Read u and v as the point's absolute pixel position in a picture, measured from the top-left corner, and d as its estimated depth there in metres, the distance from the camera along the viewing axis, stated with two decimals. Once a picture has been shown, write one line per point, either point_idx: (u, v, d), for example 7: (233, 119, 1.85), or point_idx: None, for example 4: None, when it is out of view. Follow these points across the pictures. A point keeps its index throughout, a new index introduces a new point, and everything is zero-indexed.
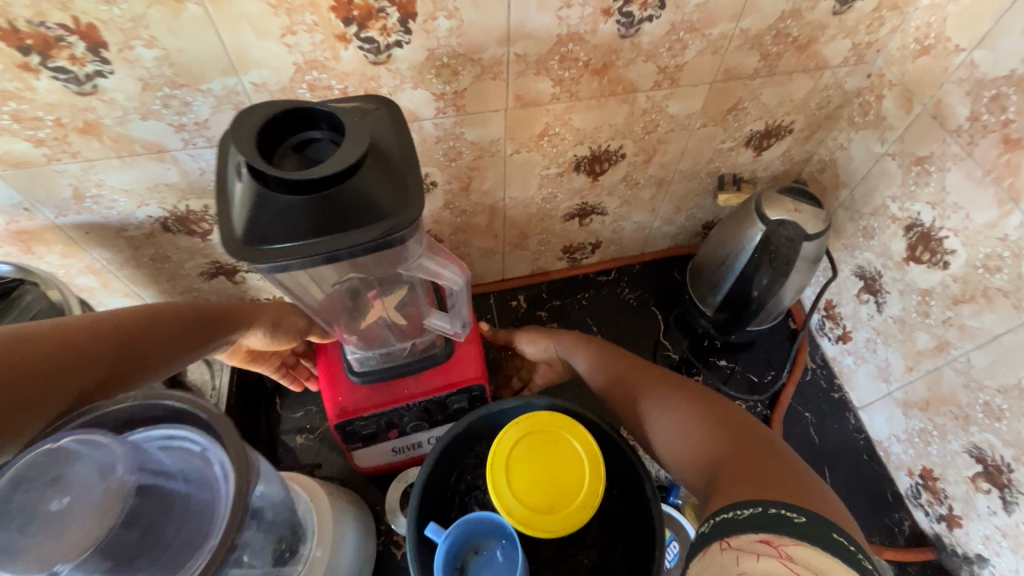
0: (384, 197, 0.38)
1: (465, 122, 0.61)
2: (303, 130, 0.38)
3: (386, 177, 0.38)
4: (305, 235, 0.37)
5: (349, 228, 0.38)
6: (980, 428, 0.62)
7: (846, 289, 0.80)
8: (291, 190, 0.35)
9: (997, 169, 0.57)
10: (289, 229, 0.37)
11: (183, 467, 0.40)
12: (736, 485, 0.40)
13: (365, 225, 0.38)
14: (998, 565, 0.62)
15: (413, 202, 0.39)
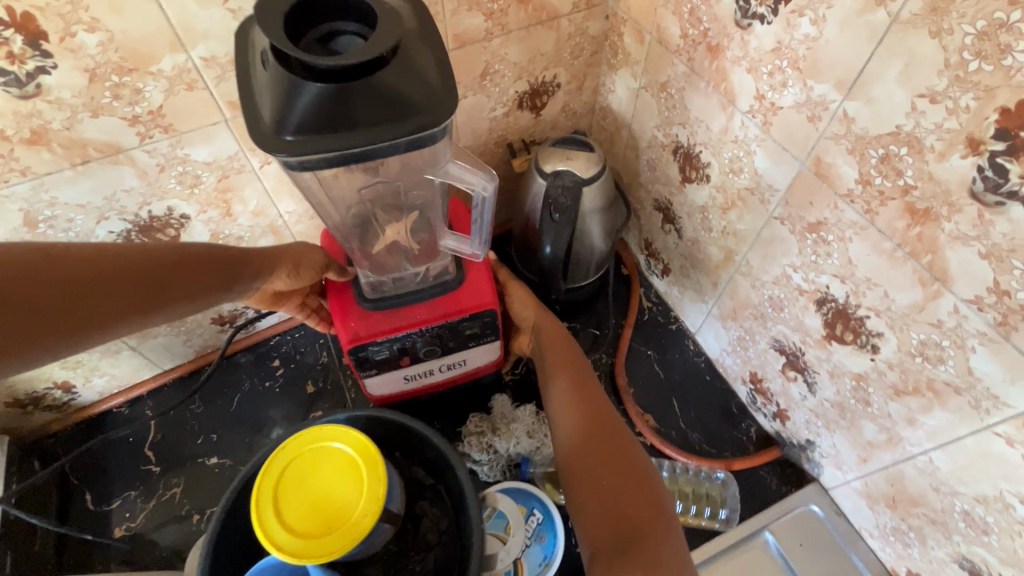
0: (416, 93, 0.37)
1: (185, 141, 0.56)
2: (333, 20, 0.38)
3: (411, 69, 0.36)
4: (343, 126, 0.36)
5: (377, 124, 0.36)
6: (773, 322, 0.64)
7: (653, 223, 0.82)
8: (316, 74, 0.34)
9: (714, 78, 0.59)
10: (345, 124, 0.36)
11: None
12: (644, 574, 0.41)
13: (395, 121, 0.37)
14: (822, 445, 0.65)
15: (448, 101, 0.38)
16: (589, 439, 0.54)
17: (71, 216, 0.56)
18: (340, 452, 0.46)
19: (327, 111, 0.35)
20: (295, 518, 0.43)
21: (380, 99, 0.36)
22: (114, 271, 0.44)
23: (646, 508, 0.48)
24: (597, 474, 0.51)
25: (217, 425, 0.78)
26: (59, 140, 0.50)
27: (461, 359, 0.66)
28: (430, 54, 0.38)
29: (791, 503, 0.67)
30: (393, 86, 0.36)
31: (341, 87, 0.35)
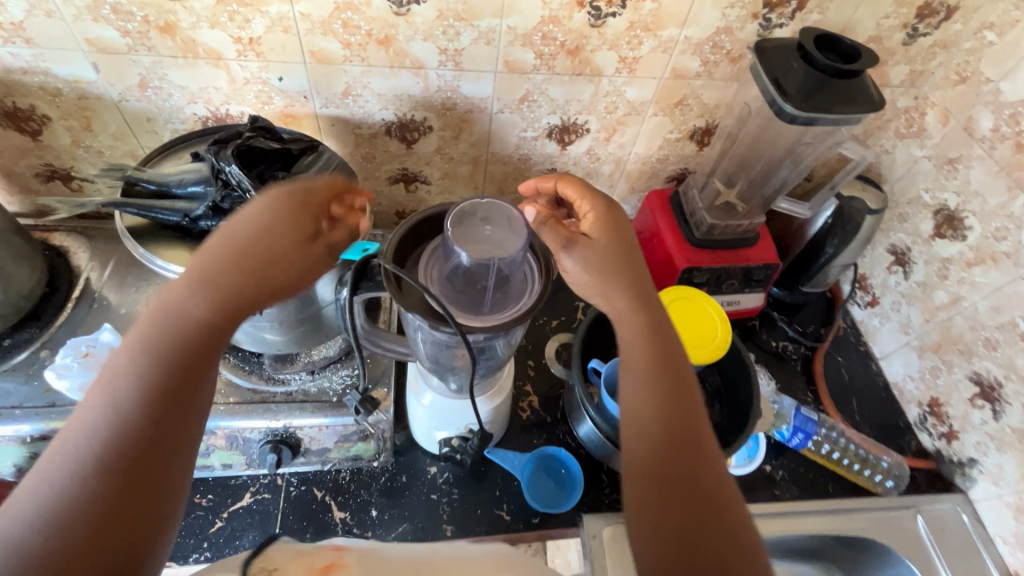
0: (839, 101, 0.64)
1: (630, 83, 0.82)
2: (832, 48, 0.65)
3: (849, 89, 0.64)
4: (797, 93, 0.64)
5: (810, 103, 0.64)
6: (980, 358, 0.83)
7: (879, 263, 1.02)
8: (812, 65, 0.63)
9: (1010, 166, 0.79)
10: (796, 94, 0.64)
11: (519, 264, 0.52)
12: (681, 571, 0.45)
13: (819, 106, 0.64)
14: (984, 463, 0.82)
15: (855, 107, 0.64)
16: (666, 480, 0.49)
17: (542, 105, 0.83)
18: (712, 315, 0.70)
19: (794, 82, 0.64)
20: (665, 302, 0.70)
21: (821, 99, 0.64)
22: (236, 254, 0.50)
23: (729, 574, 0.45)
24: (675, 523, 0.47)
25: None
26: (582, 56, 0.77)
27: (738, 300, 0.93)
28: (863, 81, 0.65)
29: (942, 499, 0.85)
30: (830, 95, 0.64)
31: (815, 74, 0.64)
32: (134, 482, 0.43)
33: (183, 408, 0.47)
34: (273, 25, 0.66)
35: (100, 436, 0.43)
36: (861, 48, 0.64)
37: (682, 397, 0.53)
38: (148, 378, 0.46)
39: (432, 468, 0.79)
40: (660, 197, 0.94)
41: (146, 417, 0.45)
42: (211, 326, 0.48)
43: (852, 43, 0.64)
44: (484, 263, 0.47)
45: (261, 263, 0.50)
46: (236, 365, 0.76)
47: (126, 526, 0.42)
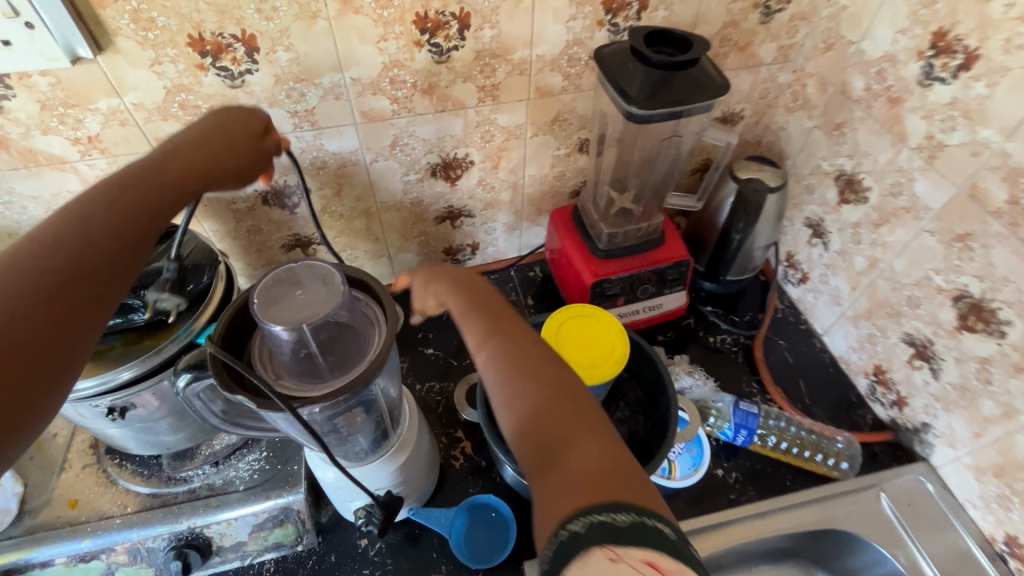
0: (684, 93, 0.63)
1: (499, 109, 0.81)
2: (665, 43, 0.64)
3: (691, 79, 0.63)
4: (641, 93, 0.63)
5: (656, 100, 0.63)
6: (907, 318, 0.80)
7: (800, 238, 0.99)
8: (649, 64, 0.62)
9: (888, 121, 0.78)
10: (642, 93, 0.63)
11: (362, 320, 0.50)
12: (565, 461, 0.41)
13: (665, 100, 0.63)
14: (937, 427, 0.78)
15: (702, 95, 0.63)
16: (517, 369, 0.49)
17: (415, 146, 0.82)
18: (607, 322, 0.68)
19: (637, 83, 0.63)
20: (557, 320, 0.68)
21: (673, 90, 0.63)
22: (188, 146, 0.57)
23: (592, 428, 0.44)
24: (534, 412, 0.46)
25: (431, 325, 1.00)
26: (438, 93, 0.76)
27: (658, 302, 0.91)
28: (703, 67, 0.64)
29: (903, 472, 0.80)
30: (675, 88, 0.63)
31: (654, 71, 0.62)
32: (53, 317, 0.42)
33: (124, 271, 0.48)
34: (108, 119, 0.65)
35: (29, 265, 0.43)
36: (693, 37, 0.63)
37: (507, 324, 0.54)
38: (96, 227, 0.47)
39: (362, 540, 0.74)
40: (560, 215, 0.92)
41: (83, 262, 0.45)
42: (161, 207, 0.52)
43: (683, 35, 0.64)
44: (300, 336, 0.44)
45: (222, 147, 0.59)
46: (134, 472, 0.72)
47: (32, 359, 0.40)
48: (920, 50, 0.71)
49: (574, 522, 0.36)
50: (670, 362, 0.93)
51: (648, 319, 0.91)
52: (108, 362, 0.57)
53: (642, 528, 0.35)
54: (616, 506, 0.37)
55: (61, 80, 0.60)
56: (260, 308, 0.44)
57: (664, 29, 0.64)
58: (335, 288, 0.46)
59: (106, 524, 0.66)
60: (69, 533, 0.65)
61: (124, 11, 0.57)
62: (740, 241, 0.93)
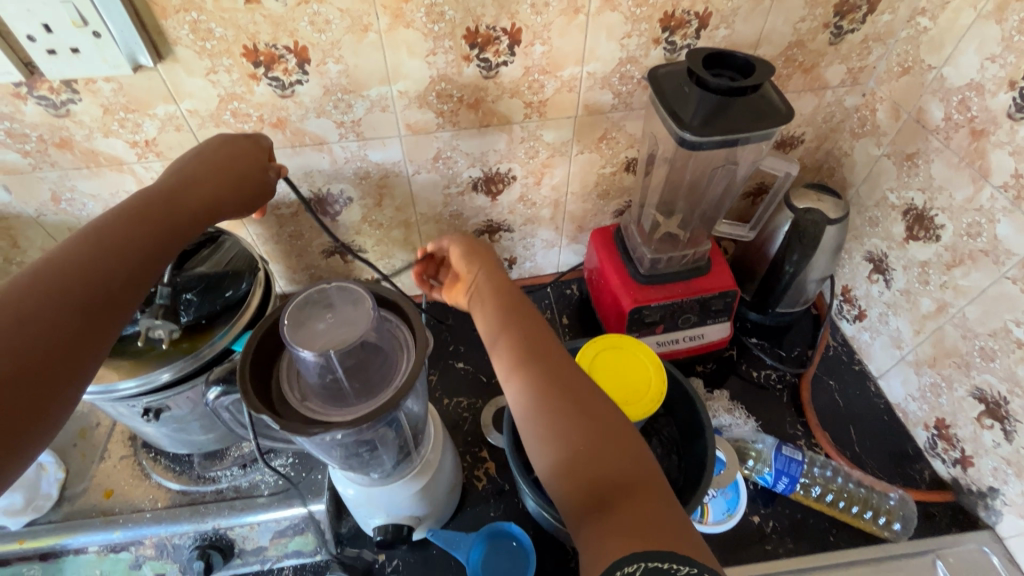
0: (744, 121, 0.59)
1: (545, 125, 0.79)
2: (725, 66, 0.61)
3: (752, 106, 0.60)
4: (698, 120, 0.60)
5: (714, 128, 0.60)
6: (979, 371, 0.73)
7: (858, 273, 0.93)
8: (707, 89, 0.58)
9: (969, 155, 0.71)
10: (698, 120, 0.60)
11: (391, 344, 0.49)
12: (622, 516, 0.43)
13: (724, 128, 0.59)
14: (1007, 493, 0.71)
15: (764, 122, 0.59)
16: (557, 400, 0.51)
17: (458, 159, 0.81)
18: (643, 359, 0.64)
19: (694, 109, 0.60)
20: (591, 353, 0.65)
21: (729, 117, 0.59)
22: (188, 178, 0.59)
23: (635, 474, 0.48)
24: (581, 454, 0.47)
25: (463, 339, 0.98)
26: (485, 108, 0.75)
27: (700, 332, 0.86)
28: (765, 92, 0.61)
29: (962, 539, 0.74)
30: (734, 115, 0.59)
31: (714, 97, 0.59)
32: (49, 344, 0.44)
33: (121, 300, 0.50)
34: (165, 125, 0.67)
35: (32, 292, 0.45)
36: (757, 60, 0.59)
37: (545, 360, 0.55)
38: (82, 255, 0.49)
39: (380, 556, 0.74)
40: (601, 235, 0.90)
41: (90, 280, 0.48)
42: (160, 234, 0.55)
43: (745, 57, 0.60)
44: (327, 361, 0.43)
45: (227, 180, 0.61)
46: (167, 468, 0.74)
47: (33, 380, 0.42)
48: (1013, 80, 0.65)
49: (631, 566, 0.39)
50: (709, 396, 0.89)
51: (688, 350, 0.87)
52: (147, 363, 0.58)
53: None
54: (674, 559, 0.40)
55: (123, 86, 0.62)
56: (289, 330, 0.44)
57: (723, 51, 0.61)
58: (364, 313, 0.45)
59: (137, 518, 0.68)
60: (102, 523, 0.67)
61: (184, 21, 0.59)
62: (792, 273, 0.87)
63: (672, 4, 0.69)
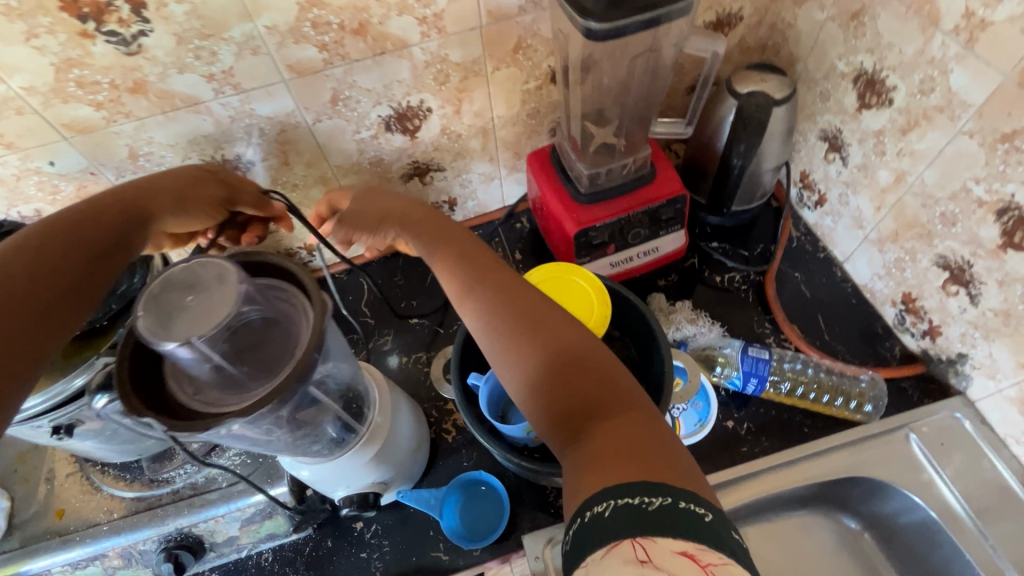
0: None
1: (448, 43, 0.70)
2: None
3: None
4: (601, 6, 0.52)
5: (621, 12, 0.52)
6: (941, 238, 0.69)
7: (815, 155, 0.87)
8: None
9: (916, 1, 0.64)
10: (601, 5, 0.52)
11: (284, 316, 0.44)
12: (601, 452, 0.41)
13: (632, 10, 0.52)
14: (975, 357, 0.69)
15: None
16: (522, 333, 0.50)
17: (359, 98, 0.72)
18: (582, 285, 0.60)
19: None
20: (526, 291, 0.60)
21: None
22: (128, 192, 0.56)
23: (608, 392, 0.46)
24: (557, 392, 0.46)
25: (414, 292, 0.93)
26: (373, 33, 0.65)
27: (654, 246, 0.82)
28: None
29: (936, 409, 0.72)
30: None
31: None
32: None
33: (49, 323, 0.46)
34: (2, 109, 0.58)
35: None
36: None
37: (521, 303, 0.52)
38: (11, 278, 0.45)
39: (358, 524, 0.72)
40: (536, 159, 0.82)
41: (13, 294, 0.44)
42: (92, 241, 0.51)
43: None
44: (198, 349, 0.38)
45: (178, 198, 0.58)
46: (118, 477, 0.71)
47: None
48: None
49: (597, 506, 0.37)
50: (672, 310, 0.86)
51: (645, 266, 0.82)
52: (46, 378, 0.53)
53: (676, 512, 0.35)
54: (646, 490, 0.37)
55: None
56: (147, 324, 0.38)
57: None
58: (232, 288, 0.40)
59: (95, 532, 0.65)
60: (59, 544, 0.65)
61: None
62: (742, 166, 0.81)
63: None
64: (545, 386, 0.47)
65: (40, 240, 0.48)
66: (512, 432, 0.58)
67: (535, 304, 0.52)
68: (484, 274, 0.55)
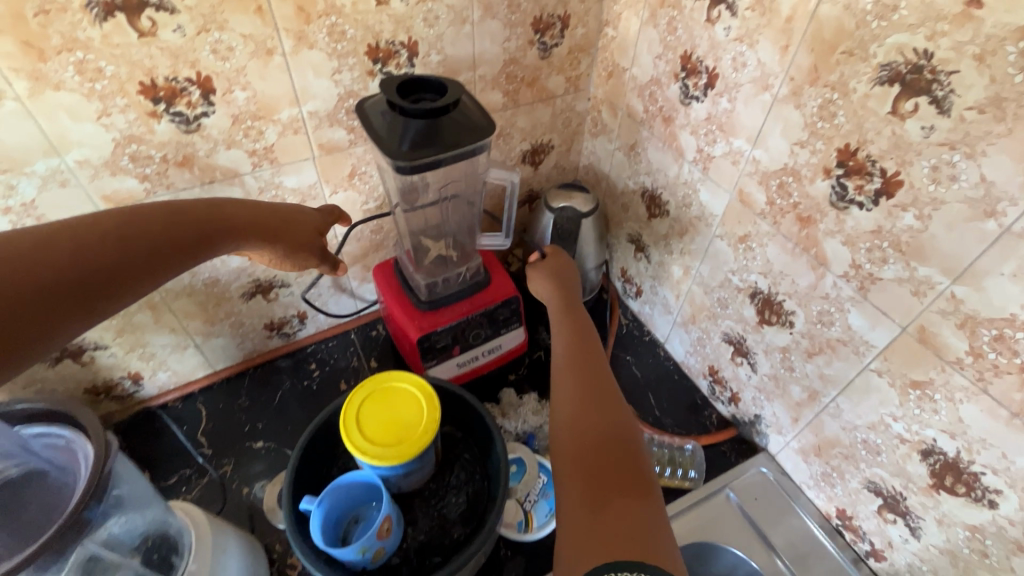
0: (455, 140, 0.61)
1: (282, 172, 0.74)
2: (422, 92, 0.63)
3: (456, 125, 0.62)
4: (407, 147, 0.60)
5: (426, 151, 0.60)
6: (722, 318, 0.83)
7: (627, 254, 1.02)
8: (406, 116, 0.59)
9: (668, 139, 0.82)
10: (407, 145, 0.60)
11: None
12: (622, 528, 0.44)
13: (435, 149, 0.60)
14: (766, 416, 0.82)
15: (472, 138, 0.62)
16: (588, 409, 0.55)
17: None
18: (412, 392, 0.61)
19: (401, 136, 0.60)
20: (358, 405, 0.60)
21: (438, 138, 0.61)
22: (266, 218, 0.59)
23: (634, 476, 0.49)
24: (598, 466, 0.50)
25: (261, 413, 0.88)
26: (200, 164, 0.68)
27: (497, 344, 0.87)
28: (465, 110, 0.64)
29: (746, 467, 0.83)
30: (442, 136, 0.61)
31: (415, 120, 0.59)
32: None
33: (115, 290, 0.45)
34: None
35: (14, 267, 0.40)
36: (448, 81, 0.62)
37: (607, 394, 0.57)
38: (158, 246, 0.48)
39: None
40: (381, 272, 0.87)
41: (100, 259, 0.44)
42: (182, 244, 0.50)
43: (437, 80, 0.63)
44: None
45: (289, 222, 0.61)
46: None
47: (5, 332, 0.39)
48: (675, 73, 0.76)
49: None
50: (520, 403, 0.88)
51: (491, 362, 0.87)
52: None
53: None
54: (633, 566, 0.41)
55: None
56: None
57: (417, 77, 0.63)
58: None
59: None
60: None
61: None
62: None
63: (373, 36, 0.69)
64: (582, 451, 0.51)
65: (182, 219, 0.51)
66: (346, 557, 0.55)
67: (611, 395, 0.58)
68: (598, 384, 0.59)
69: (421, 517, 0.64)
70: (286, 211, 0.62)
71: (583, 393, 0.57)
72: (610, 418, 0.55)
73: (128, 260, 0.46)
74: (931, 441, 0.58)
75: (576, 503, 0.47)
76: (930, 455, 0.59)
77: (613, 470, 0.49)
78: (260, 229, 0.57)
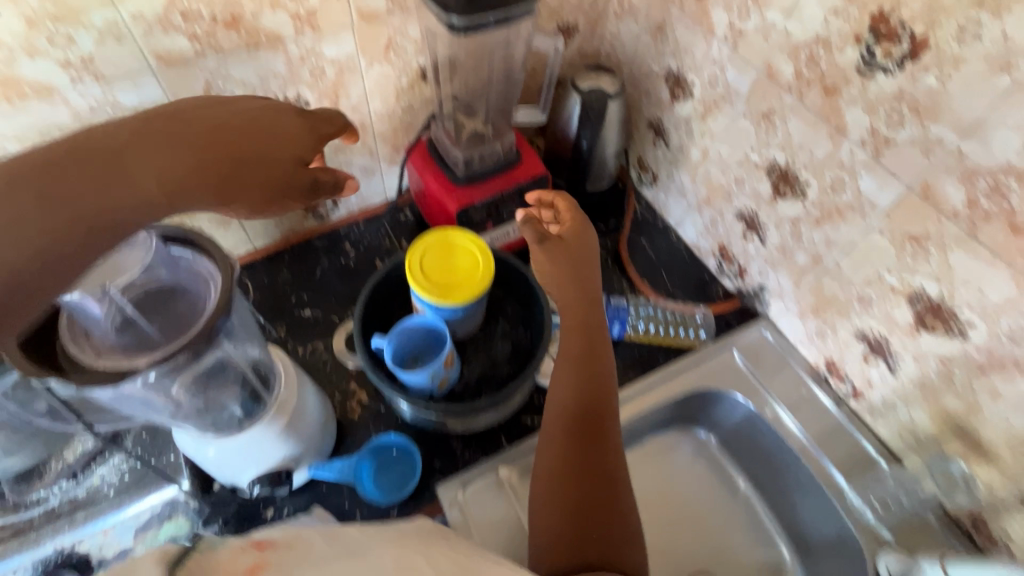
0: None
1: (322, 40, 0.75)
2: None
3: None
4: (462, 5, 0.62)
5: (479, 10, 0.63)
6: (737, 196, 0.90)
7: (646, 141, 1.06)
8: None
9: (698, 17, 0.83)
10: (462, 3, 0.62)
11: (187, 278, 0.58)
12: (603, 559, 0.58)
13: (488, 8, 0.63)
14: (769, 285, 0.91)
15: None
16: (574, 405, 0.64)
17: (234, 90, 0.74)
18: (468, 247, 0.67)
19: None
20: (421, 258, 0.66)
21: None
22: (231, 134, 0.51)
23: (612, 513, 0.60)
24: (579, 474, 0.61)
25: (304, 286, 0.95)
26: (246, 26, 0.68)
27: None
28: None
29: (748, 330, 0.93)
30: None
31: None
32: None
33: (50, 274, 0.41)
34: None
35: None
36: None
37: (595, 383, 0.65)
38: (74, 233, 0.42)
39: (268, 512, 0.72)
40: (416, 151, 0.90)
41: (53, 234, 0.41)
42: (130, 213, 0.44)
43: None
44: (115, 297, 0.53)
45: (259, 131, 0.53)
46: None
47: None
48: None
49: None
50: None
51: (521, 238, 0.93)
52: None
53: None
54: None
55: None
56: None
57: None
58: (141, 250, 0.55)
59: None
60: None
61: None
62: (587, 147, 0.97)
63: None
64: (566, 446, 0.63)
65: (130, 139, 0.46)
66: (416, 383, 0.64)
67: (602, 386, 0.66)
68: (591, 370, 0.66)
69: (473, 359, 0.73)
70: (268, 117, 0.55)
71: (573, 384, 0.65)
72: (597, 434, 0.63)
73: (72, 200, 0.42)
74: (919, 287, 0.68)
75: (556, 479, 0.62)
76: (916, 299, 0.69)
77: (590, 491, 0.61)
78: (223, 139, 0.50)
